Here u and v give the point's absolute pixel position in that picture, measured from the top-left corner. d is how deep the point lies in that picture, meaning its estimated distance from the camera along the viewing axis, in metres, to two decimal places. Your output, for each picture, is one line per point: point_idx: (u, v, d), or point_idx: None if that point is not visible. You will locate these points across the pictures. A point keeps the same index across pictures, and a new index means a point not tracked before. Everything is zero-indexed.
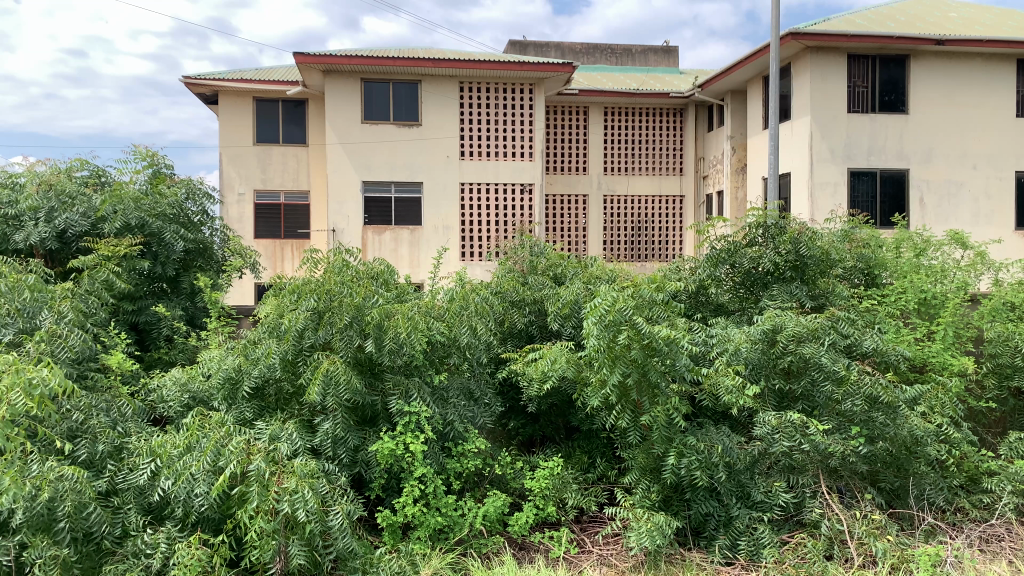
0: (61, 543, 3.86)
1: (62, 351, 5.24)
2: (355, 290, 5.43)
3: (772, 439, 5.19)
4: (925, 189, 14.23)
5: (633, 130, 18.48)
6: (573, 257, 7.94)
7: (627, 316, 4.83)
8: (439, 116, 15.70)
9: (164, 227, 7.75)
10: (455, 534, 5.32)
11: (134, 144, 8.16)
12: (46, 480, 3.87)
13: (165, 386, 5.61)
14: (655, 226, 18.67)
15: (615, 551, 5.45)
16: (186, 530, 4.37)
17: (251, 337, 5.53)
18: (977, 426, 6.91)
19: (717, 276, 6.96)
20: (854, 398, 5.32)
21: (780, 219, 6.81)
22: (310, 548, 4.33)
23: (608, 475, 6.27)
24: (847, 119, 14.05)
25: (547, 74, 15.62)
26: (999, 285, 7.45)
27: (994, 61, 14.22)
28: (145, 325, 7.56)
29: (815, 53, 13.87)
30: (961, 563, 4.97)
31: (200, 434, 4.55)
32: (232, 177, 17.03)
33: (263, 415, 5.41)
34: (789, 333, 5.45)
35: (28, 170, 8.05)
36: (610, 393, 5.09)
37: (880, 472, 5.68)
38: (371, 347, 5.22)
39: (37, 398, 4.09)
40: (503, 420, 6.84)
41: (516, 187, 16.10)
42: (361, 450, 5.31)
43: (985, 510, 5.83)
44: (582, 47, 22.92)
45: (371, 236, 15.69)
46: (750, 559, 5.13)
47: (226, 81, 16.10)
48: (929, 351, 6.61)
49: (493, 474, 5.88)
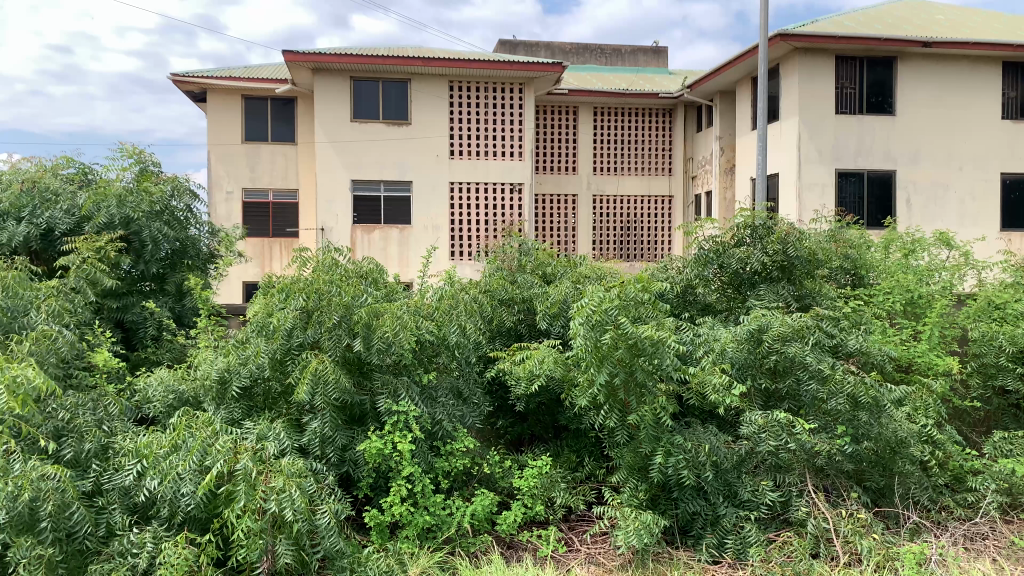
0: (44, 542, 3.86)
1: (48, 351, 5.22)
2: (344, 289, 5.39)
3: (759, 438, 5.22)
4: (912, 190, 14.40)
5: (622, 130, 18.56)
6: (562, 255, 7.96)
7: (613, 317, 4.88)
8: (428, 115, 15.68)
9: (148, 225, 7.65)
10: (442, 533, 5.31)
11: (122, 142, 8.08)
12: (28, 480, 3.85)
13: (152, 385, 5.57)
14: (644, 226, 18.76)
15: (603, 550, 5.48)
16: (172, 530, 4.35)
17: (240, 337, 5.53)
18: (961, 425, 7.04)
19: (705, 276, 6.98)
20: (839, 398, 5.35)
21: (767, 220, 6.83)
22: (297, 547, 4.29)
23: (597, 474, 6.25)
24: (834, 121, 14.17)
25: (536, 74, 15.58)
26: (983, 286, 7.56)
27: (981, 63, 14.36)
28: (132, 324, 7.51)
29: (802, 54, 13.97)
30: (946, 561, 5.08)
31: (187, 434, 4.50)
32: (220, 175, 16.95)
33: (251, 415, 5.40)
34: (774, 333, 5.44)
35: (11, 166, 7.90)
36: (598, 392, 5.12)
37: (866, 471, 5.73)
38: (359, 346, 5.17)
39: (21, 397, 4.15)
40: (492, 419, 6.89)
41: (506, 186, 16.12)
42: (349, 449, 5.30)
43: (970, 509, 5.90)
44: (572, 47, 22.94)
45: (360, 235, 15.60)
46: (736, 558, 5.19)
47: (213, 79, 16.01)
48: (915, 351, 6.66)
49: (481, 474, 5.92)
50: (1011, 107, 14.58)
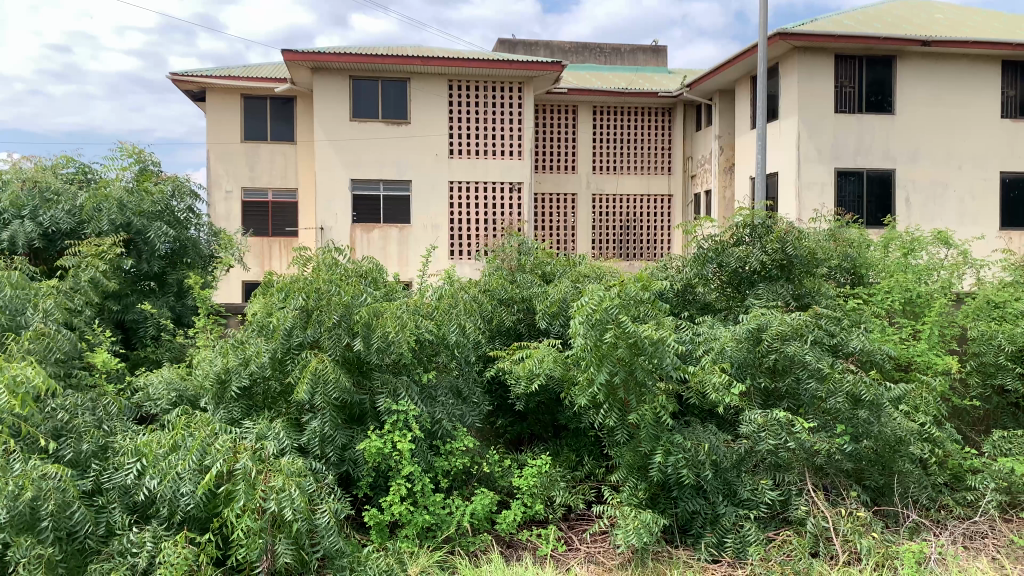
0: (44, 542, 3.86)
1: (48, 350, 5.22)
2: (343, 289, 5.38)
3: (758, 437, 5.23)
4: (911, 189, 14.40)
5: (622, 129, 18.56)
6: (561, 254, 7.95)
7: (613, 316, 4.87)
8: (428, 114, 15.67)
9: (149, 225, 7.66)
10: (442, 532, 5.31)
11: (122, 141, 8.07)
12: (29, 479, 3.86)
13: (152, 384, 5.57)
14: (644, 225, 18.77)
15: (602, 549, 5.49)
16: (172, 529, 4.34)
17: (239, 337, 5.53)
18: (961, 424, 7.05)
19: (704, 276, 6.99)
20: (838, 396, 5.36)
21: (767, 219, 6.82)
22: (296, 547, 4.30)
23: (596, 473, 6.24)
24: (834, 120, 14.17)
25: (536, 73, 15.58)
26: (982, 285, 7.55)
27: (981, 62, 14.37)
28: (132, 323, 7.51)
29: (802, 53, 13.97)
30: (945, 560, 5.09)
31: (187, 433, 4.49)
32: (219, 174, 16.95)
33: (251, 414, 5.39)
34: (774, 332, 5.45)
35: (12, 165, 7.90)
36: (597, 391, 5.12)
37: (866, 470, 5.73)
38: (359, 346, 5.17)
39: (21, 396, 4.15)
40: (492, 419, 6.89)
41: (505, 186, 16.12)
42: (348, 449, 5.30)
43: (969, 507, 5.90)
44: (571, 46, 22.94)
45: (359, 235, 15.60)
46: (735, 557, 5.20)
47: (213, 78, 16.01)
48: (914, 350, 6.67)
49: (481, 473, 5.92)
50: (1011, 106, 14.58)
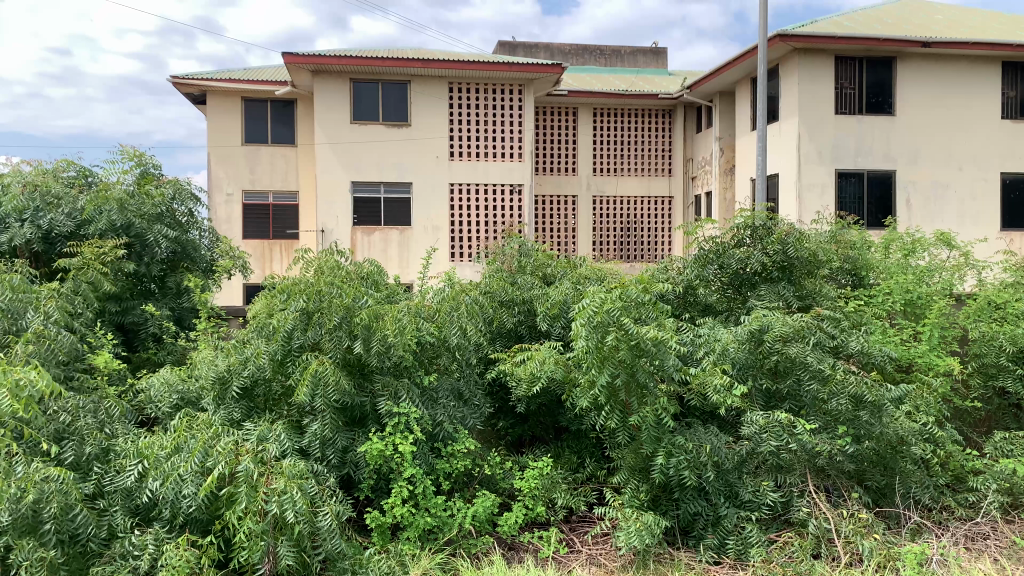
0: (47, 545, 3.86)
1: (48, 353, 5.24)
2: (344, 291, 5.40)
3: (760, 438, 5.22)
4: (911, 190, 14.41)
5: (622, 131, 18.58)
6: (562, 256, 7.94)
7: (615, 318, 4.87)
8: (428, 117, 15.70)
9: (150, 228, 7.68)
10: (443, 534, 5.31)
11: (122, 144, 8.09)
12: (31, 482, 3.87)
13: (153, 386, 5.58)
14: (645, 227, 18.77)
15: (604, 551, 5.48)
16: (174, 531, 4.35)
17: (240, 338, 5.55)
18: (963, 425, 6.98)
19: (705, 277, 6.97)
20: (840, 397, 5.34)
21: (768, 220, 6.83)
22: (298, 548, 4.28)
23: (598, 475, 6.26)
24: (834, 121, 14.18)
25: (536, 75, 15.60)
26: (983, 286, 7.57)
27: (981, 64, 14.38)
28: (133, 325, 7.51)
29: (802, 54, 13.98)
30: (947, 561, 5.06)
31: (188, 435, 4.51)
32: (220, 177, 16.96)
33: (252, 416, 5.39)
34: (775, 333, 5.44)
35: (13, 169, 7.93)
36: (599, 393, 5.11)
37: (867, 470, 5.71)
38: (359, 348, 5.18)
39: (24, 399, 4.15)
40: (493, 421, 6.88)
41: (506, 188, 16.14)
42: (350, 451, 5.31)
43: (971, 509, 5.90)
44: (571, 48, 22.98)
45: (361, 237, 15.60)
46: (737, 558, 5.18)
47: (213, 81, 16.00)
48: (916, 351, 6.66)
49: (482, 475, 5.91)
50: (1011, 107, 14.58)
